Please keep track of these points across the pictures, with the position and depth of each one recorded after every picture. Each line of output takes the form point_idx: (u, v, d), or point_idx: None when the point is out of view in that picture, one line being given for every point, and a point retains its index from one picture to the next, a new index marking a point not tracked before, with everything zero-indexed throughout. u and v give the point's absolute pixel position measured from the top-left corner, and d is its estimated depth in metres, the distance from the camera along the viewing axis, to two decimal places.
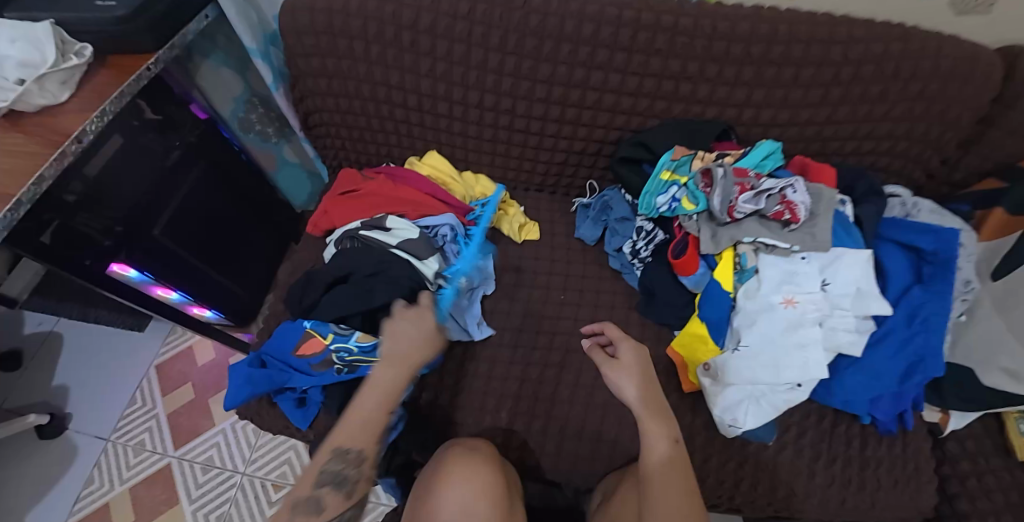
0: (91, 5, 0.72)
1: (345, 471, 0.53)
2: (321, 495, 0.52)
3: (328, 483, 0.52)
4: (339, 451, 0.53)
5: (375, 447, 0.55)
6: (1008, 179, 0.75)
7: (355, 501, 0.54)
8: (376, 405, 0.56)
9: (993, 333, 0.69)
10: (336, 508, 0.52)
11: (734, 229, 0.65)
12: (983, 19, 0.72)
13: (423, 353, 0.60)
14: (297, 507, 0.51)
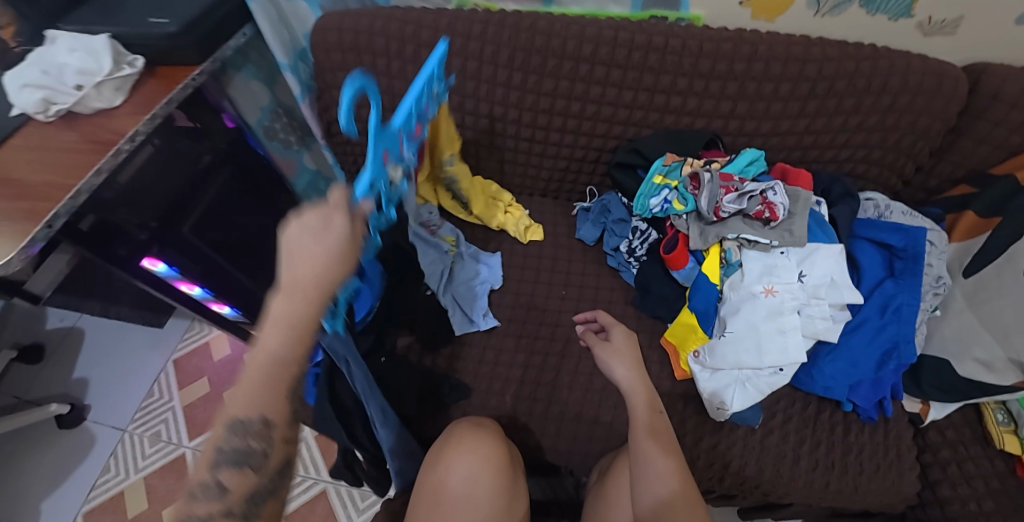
0: (144, 23, 0.81)
1: (248, 444, 0.34)
2: (222, 478, 0.34)
3: (229, 462, 0.34)
4: (236, 425, 0.34)
5: (291, 401, 0.37)
6: (977, 185, 0.84)
7: (277, 468, 0.37)
8: (277, 354, 0.36)
9: (967, 326, 0.77)
10: (240, 501, 0.34)
11: (720, 226, 0.72)
12: (949, 39, 0.80)
13: (339, 270, 0.39)
14: (191, 498, 0.33)
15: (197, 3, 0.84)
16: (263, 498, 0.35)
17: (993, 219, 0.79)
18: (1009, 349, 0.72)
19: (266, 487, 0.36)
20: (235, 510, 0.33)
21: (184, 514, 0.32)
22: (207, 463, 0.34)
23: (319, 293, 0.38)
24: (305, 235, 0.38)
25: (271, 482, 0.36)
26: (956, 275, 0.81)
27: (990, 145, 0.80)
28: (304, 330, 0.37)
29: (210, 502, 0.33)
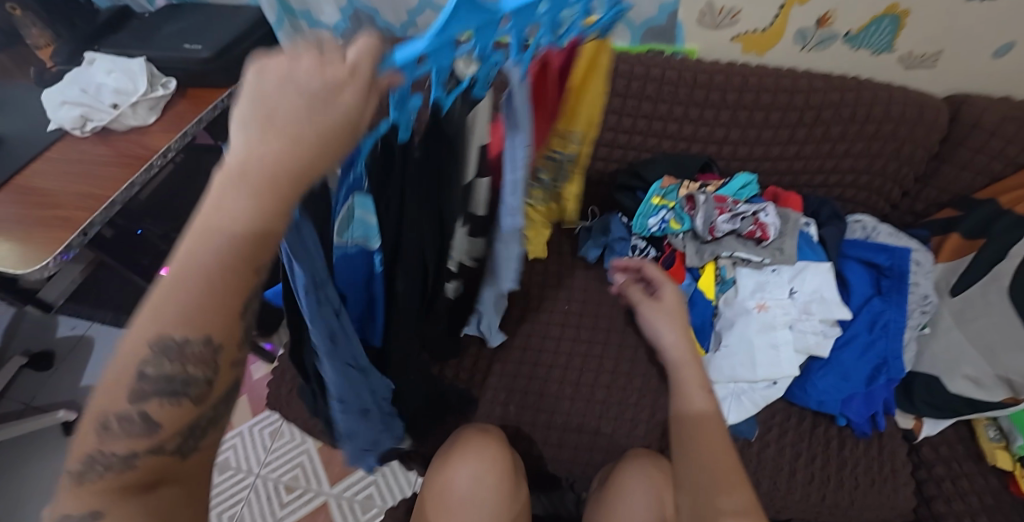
0: (180, 50, 0.87)
1: (184, 371, 0.24)
2: (148, 411, 0.24)
3: (160, 391, 0.24)
4: (163, 346, 0.23)
5: (241, 320, 0.25)
6: (962, 209, 0.87)
7: (222, 397, 0.27)
8: (218, 266, 0.23)
9: (955, 344, 0.80)
10: (175, 435, 0.25)
11: (715, 245, 0.77)
12: (929, 72, 0.86)
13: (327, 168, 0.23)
14: (105, 430, 0.23)
15: (229, 32, 0.90)
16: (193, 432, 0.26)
17: (976, 241, 0.83)
18: (996, 366, 0.75)
19: (201, 422, 0.26)
20: (166, 448, 0.25)
21: (94, 449, 0.23)
22: (119, 389, 0.23)
23: (286, 198, 0.23)
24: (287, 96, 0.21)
25: (214, 413, 0.27)
26: (942, 294, 0.84)
27: (973, 171, 0.84)
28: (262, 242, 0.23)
29: (136, 435, 0.24)
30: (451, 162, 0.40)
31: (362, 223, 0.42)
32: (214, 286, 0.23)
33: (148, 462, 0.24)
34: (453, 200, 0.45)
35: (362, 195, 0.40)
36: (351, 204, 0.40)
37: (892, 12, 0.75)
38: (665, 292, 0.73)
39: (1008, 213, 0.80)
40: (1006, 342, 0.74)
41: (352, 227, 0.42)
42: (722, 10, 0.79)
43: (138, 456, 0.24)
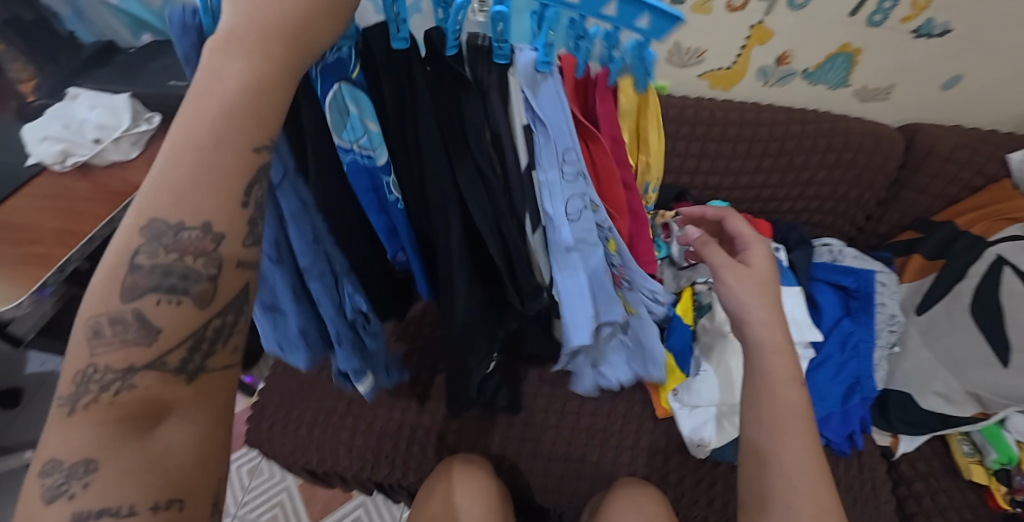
0: (166, 86, 0.89)
1: (183, 262, 0.25)
2: (142, 310, 0.24)
3: (155, 288, 0.25)
4: (156, 228, 0.24)
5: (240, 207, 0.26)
6: (924, 230, 0.92)
7: (225, 304, 0.27)
8: (218, 137, 0.25)
9: (925, 362, 0.82)
10: (176, 344, 0.26)
11: (691, 271, 0.78)
12: (884, 104, 0.91)
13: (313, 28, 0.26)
14: (98, 336, 0.24)
15: None
16: (199, 336, 0.27)
17: (937, 261, 0.87)
18: (964, 382, 0.78)
19: (212, 328, 0.27)
20: (168, 364, 0.26)
21: (91, 362, 0.23)
22: (112, 291, 0.24)
23: (276, 56, 0.26)
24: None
25: (221, 323, 0.28)
26: (909, 312, 0.88)
27: (929, 195, 0.90)
28: (270, 105, 0.26)
29: (132, 341, 0.24)
30: (472, 100, 0.40)
31: (363, 125, 0.41)
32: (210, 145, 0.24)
33: (146, 380, 0.25)
34: (483, 148, 0.43)
35: (351, 83, 0.39)
36: (338, 90, 0.38)
37: (845, 50, 0.81)
38: (752, 256, 0.56)
39: (965, 234, 0.85)
40: (972, 359, 0.78)
41: (347, 126, 0.40)
42: (689, 50, 0.85)
43: (137, 372, 0.24)
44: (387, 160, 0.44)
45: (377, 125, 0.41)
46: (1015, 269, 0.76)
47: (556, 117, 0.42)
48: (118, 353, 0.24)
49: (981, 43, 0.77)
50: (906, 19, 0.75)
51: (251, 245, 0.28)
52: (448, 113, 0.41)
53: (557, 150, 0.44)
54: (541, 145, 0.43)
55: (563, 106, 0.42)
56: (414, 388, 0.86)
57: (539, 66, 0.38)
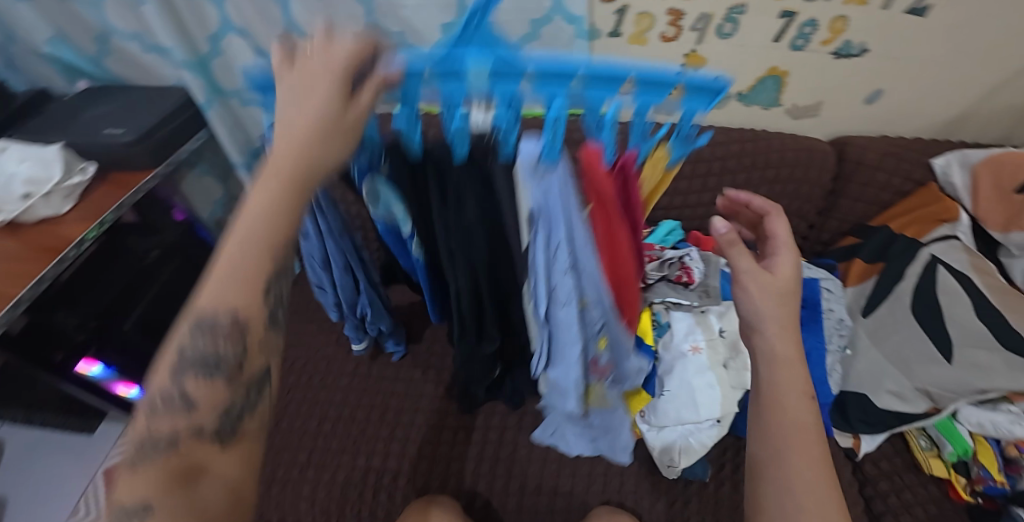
0: (100, 133, 0.86)
1: (217, 347, 0.32)
2: (185, 388, 0.31)
3: (196, 368, 0.32)
4: (201, 319, 0.31)
5: (263, 295, 0.33)
6: (861, 236, 0.97)
7: (251, 381, 0.34)
8: (247, 247, 0.31)
9: (876, 363, 0.85)
10: (210, 415, 0.31)
11: (648, 291, 0.81)
12: (815, 120, 0.97)
13: (321, 152, 0.31)
14: (153, 412, 0.30)
15: (154, 114, 0.89)
16: (233, 407, 0.32)
17: (876, 264, 0.92)
18: (914, 379, 0.82)
19: (240, 400, 0.33)
20: (205, 430, 0.31)
21: (147, 431, 0.29)
22: (169, 372, 0.32)
23: (303, 182, 0.32)
24: (308, 88, 0.31)
25: (246, 399, 0.33)
26: (856, 315, 0.92)
27: (865, 202, 0.95)
28: (286, 219, 0.32)
29: (176, 412, 0.30)
30: (466, 203, 0.45)
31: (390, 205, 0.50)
32: (237, 252, 0.32)
33: (187, 445, 0.30)
34: (476, 239, 0.48)
35: (381, 177, 0.47)
36: (373, 183, 0.48)
37: (773, 74, 0.87)
38: (777, 265, 0.50)
39: (900, 238, 0.90)
40: (918, 357, 0.82)
41: (378, 203, 0.50)
42: None
43: (180, 439, 0.29)
44: (411, 230, 0.54)
45: (402, 207, 0.50)
46: (947, 267, 0.83)
47: (556, 207, 0.41)
48: (166, 421, 0.30)
49: (893, 61, 0.84)
50: (825, 42, 0.81)
51: (271, 328, 0.35)
52: (447, 205, 0.45)
53: (548, 242, 0.45)
54: (539, 236, 0.44)
55: (567, 198, 0.40)
56: (379, 430, 0.85)
57: (543, 161, 0.38)
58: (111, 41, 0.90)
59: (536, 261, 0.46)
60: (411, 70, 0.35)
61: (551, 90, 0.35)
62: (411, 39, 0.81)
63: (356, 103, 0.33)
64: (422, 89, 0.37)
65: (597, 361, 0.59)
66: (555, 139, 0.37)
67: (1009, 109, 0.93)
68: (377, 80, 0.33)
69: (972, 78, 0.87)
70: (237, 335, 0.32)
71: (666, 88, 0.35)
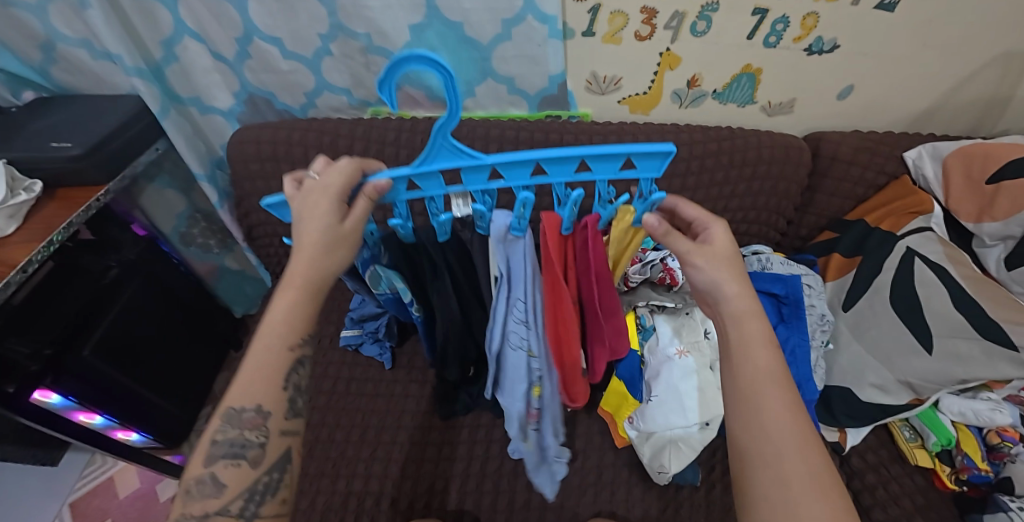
0: (45, 146, 0.80)
1: (244, 435, 0.42)
2: (215, 473, 0.41)
3: (224, 455, 0.41)
4: (230, 415, 0.41)
5: (281, 391, 0.44)
6: (839, 230, 0.98)
7: (270, 464, 0.43)
8: (271, 346, 0.43)
9: (857, 357, 0.86)
10: (236, 497, 0.41)
11: (631, 295, 0.82)
12: (789, 116, 0.98)
13: (323, 265, 0.42)
14: (188, 494, 0.40)
15: (106, 125, 0.84)
16: (255, 488, 0.42)
17: (855, 257, 0.93)
18: (895, 371, 0.82)
19: (262, 482, 0.42)
20: (231, 509, 0.40)
21: (184, 512, 0.39)
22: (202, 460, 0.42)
23: (313, 287, 0.43)
24: (311, 215, 0.42)
25: (268, 478, 0.43)
26: (836, 310, 0.92)
27: (839, 196, 0.96)
28: (299, 318, 0.44)
29: (208, 494, 0.40)
30: (443, 273, 0.55)
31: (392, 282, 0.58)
32: (260, 354, 0.43)
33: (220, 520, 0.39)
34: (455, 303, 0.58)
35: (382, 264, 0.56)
36: (375, 270, 0.56)
37: (748, 71, 0.86)
38: (711, 237, 0.48)
39: (876, 230, 0.91)
40: (899, 349, 0.82)
41: (381, 282, 0.58)
42: (606, 78, 0.88)
43: (210, 518, 0.39)
44: (411, 296, 0.61)
45: (401, 283, 0.58)
46: (924, 260, 0.84)
47: (517, 269, 0.51)
48: (198, 502, 0.40)
49: (865, 55, 0.85)
50: (798, 38, 0.81)
51: (290, 417, 0.45)
52: (431, 276, 0.56)
53: (507, 299, 0.53)
54: (501, 293, 0.53)
55: (527, 263, 0.50)
56: (359, 451, 0.81)
57: (512, 230, 0.47)
58: (58, 49, 0.85)
59: (496, 316, 0.55)
60: (395, 181, 0.44)
61: (518, 178, 0.43)
62: (378, 41, 0.78)
63: (350, 217, 0.43)
64: (407, 191, 0.45)
65: (537, 412, 0.64)
66: (522, 217, 0.45)
67: (977, 98, 0.95)
68: (365, 199, 0.43)
69: (940, 69, 0.88)
70: (260, 426, 0.42)
71: (617, 161, 0.42)
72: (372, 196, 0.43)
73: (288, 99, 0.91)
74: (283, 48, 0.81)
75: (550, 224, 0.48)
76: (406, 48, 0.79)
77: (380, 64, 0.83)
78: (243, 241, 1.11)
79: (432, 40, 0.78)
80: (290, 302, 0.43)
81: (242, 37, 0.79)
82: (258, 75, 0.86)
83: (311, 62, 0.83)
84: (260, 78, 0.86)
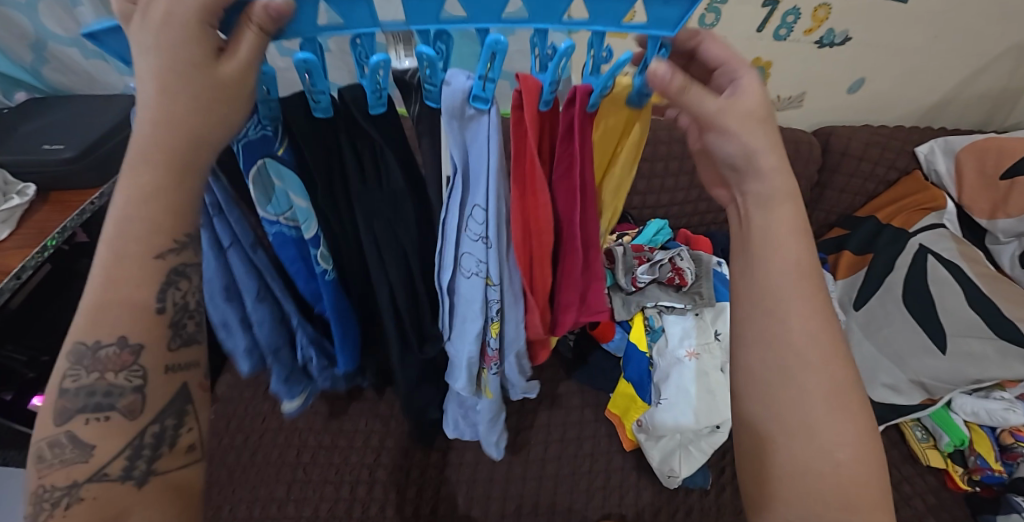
0: (38, 149, 0.78)
1: (105, 379, 0.26)
2: (74, 432, 0.26)
3: (85, 408, 0.26)
4: (78, 354, 0.26)
5: (156, 314, 0.27)
6: (849, 227, 0.97)
7: (159, 411, 0.28)
8: (122, 256, 0.26)
9: (870, 356, 0.85)
10: (114, 457, 0.27)
11: (639, 295, 0.81)
12: (798, 111, 0.96)
13: (197, 123, 0.25)
14: (40, 460, 0.26)
15: (99, 126, 0.81)
16: (142, 442, 0.28)
17: (865, 256, 0.92)
18: (907, 371, 0.81)
19: (150, 434, 0.28)
20: (110, 474, 0.26)
21: (39, 484, 0.25)
22: (45, 417, 0.26)
23: (183, 164, 0.25)
24: (144, 45, 0.23)
25: (159, 429, 0.28)
26: (847, 308, 0.91)
27: (848, 192, 0.95)
28: (166, 210, 0.26)
29: (71, 461, 0.26)
30: (389, 162, 0.38)
31: (289, 198, 0.39)
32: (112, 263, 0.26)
33: (92, 491, 0.26)
34: (405, 219, 0.42)
35: (276, 159, 0.37)
36: (264, 165, 0.36)
37: (757, 64, 0.84)
38: (742, 89, 0.32)
39: (887, 227, 0.91)
40: (911, 349, 0.81)
41: (271, 201, 0.39)
42: None
43: (81, 486, 0.26)
44: (316, 233, 0.41)
45: (303, 201, 0.39)
46: (937, 257, 0.84)
47: (478, 158, 0.37)
48: (55, 470, 0.25)
49: (877, 47, 0.83)
50: (809, 30, 0.79)
51: (177, 349, 0.29)
52: (369, 175, 0.39)
53: (462, 205, 0.40)
54: (455, 196, 0.40)
55: (492, 149, 0.36)
56: (363, 456, 0.80)
57: (473, 102, 0.33)
58: (49, 48, 0.82)
59: (448, 227, 0.43)
60: (301, 2, 0.26)
61: (483, 11, 0.27)
62: None
63: (231, 55, 0.25)
64: (322, 24, 0.27)
65: (496, 354, 0.55)
66: (489, 75, 0.31)
67: (988, 91, 0.94)
68: (252, 28, 0.24)
69: (952, 61, 0.87)
70: (130, 367, 0.26)
71: (624, 3, 0.27)
72: (263, 24, 0.24)
73: None
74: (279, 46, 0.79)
75: (525, 90, 0.33)
76: None
77: None
78: None
79: None
80: (144, 185, 0.25)
81: None
82: None
83: None
84: None
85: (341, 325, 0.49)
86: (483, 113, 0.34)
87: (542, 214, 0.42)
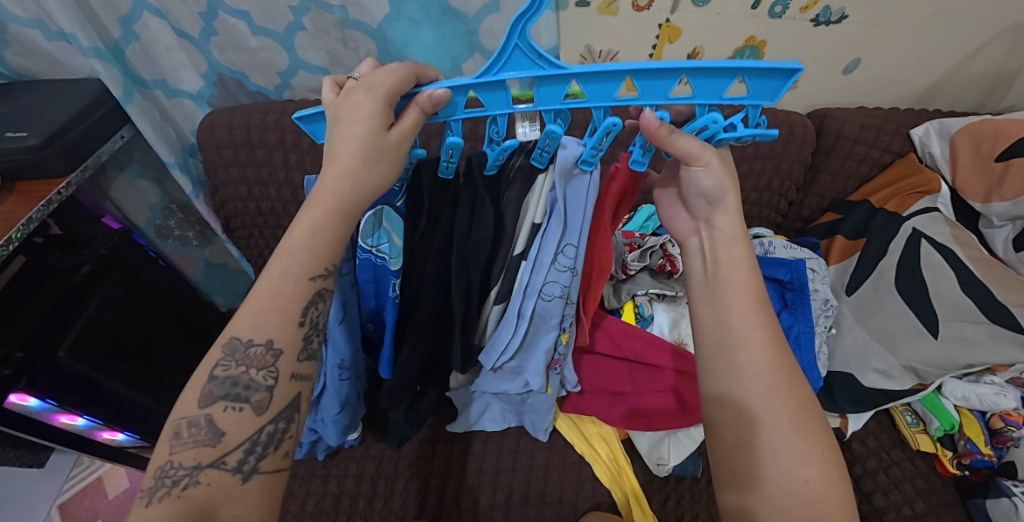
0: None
1: (250, 376, 0.41)
2: (212, 416, 0.40)
3: (224, 397, 0.41)
4: (234, 346, 0.40)
5: (298, 327, 0.42)
6: (842, 211, 0.96)
7: (276, 413, 0.42)
8: (287, 274, 0.41)
9: (861, 341, 0.86)
10: (226, 449, 0.40)
11: (630, 283, 0.79)
12: (793, 93, 0.94)
13: (356, 175, 0.38)
14: (177, 436, 0.39)
15: (66, 111, 0.78)
16: (258, 436, 0.41)
17: (858, 240, 0.91)
18: (899, 356, 0.82)
19: (266, 433, 0.42)
20: (224, 466, 0.40)
21: (172, 458, 0.38)
22: (190, 404, 0.40)
23: (345, 207, 0.40)
24: (353, 116, 0.37)
25: (266, 433, 0.42)
26: (839, 293, 0.91)
27: (842, 176, 0.93)
28: (324, 242, 0.41)
29: (201, 442, 0.39)
30: (485, 211, 0.49)
31: (388, 236, 0.51)
32: (279, 278, 0.41)
33: (209, 477, 0.39)
34: (478, 257, 0.52)
35: (392, 207, 0.49)
36: (381, 211, 0.49)
37: (751, 44, 0.82)
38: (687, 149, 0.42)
39: (882, 210, 0.90)
40: (903, 333, 0.82)
41: (374, 233, 0.51)
42: (601, 53, 0.82)
43: (201, 471, 0.39)
44: (399, 266, 0.54)
45: (399, 240, 0.52)
46: (931, 240, 0.85)
47: (573, 209, 0.48)
48: (192, 447, 0.39)
49: (873, 25, 0.80)
50: (805, 8, 0.76)
51: (303, 360, 0.44)
52: (464, 221, 0.49)
53: (557, 245, 0.51)
54: (536, 247, 0.52)
55: (588, 201, 0.47)
56: (352, 450, 0.79)
57: (580, 164, 0.44)
58: (10, 30, 0.78)
59: (541, 263, 0.53)
60: (453, 91, 0.38)
61: (602, 91, 0.36)
62: (355, 13, 0.72)
63: (396, 127, 0.38)
64: (464, 107, 0.39)
65: (560, 358, 0.68)
66: (599, 145, 0.41)
67: (984, 73, 0.92)
68: (417, 110, 0.38)
69: (949, 41, 0.84)
70: (267, 366, 0.41)
71: (726, 79, 0.34)
72: (425, 107, 0.38)
73: (260, 79, 0.85)
74: (251, 23, 0.75)
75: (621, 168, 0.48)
76: (385, 21, 0.73)
77: (358, 39, 0.77)
78: (221, 232, 1.06)
79: (415, 13, 0.71)
80: (317, 222, 0.40)
81: (206, 11, 0.73)
82: (226, 54, 0.80)
83: (283, 38, 0.77)
84: (228, 57, 0.81)
85: (392, 328, 0.60)
86: (585, 171, 0.45)
87: (603, 260, 0.55)
